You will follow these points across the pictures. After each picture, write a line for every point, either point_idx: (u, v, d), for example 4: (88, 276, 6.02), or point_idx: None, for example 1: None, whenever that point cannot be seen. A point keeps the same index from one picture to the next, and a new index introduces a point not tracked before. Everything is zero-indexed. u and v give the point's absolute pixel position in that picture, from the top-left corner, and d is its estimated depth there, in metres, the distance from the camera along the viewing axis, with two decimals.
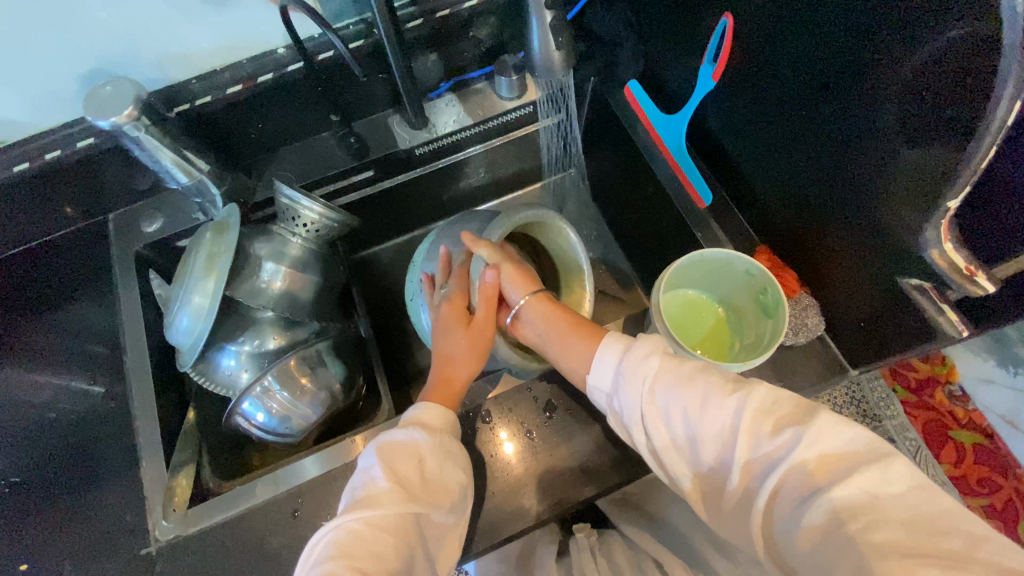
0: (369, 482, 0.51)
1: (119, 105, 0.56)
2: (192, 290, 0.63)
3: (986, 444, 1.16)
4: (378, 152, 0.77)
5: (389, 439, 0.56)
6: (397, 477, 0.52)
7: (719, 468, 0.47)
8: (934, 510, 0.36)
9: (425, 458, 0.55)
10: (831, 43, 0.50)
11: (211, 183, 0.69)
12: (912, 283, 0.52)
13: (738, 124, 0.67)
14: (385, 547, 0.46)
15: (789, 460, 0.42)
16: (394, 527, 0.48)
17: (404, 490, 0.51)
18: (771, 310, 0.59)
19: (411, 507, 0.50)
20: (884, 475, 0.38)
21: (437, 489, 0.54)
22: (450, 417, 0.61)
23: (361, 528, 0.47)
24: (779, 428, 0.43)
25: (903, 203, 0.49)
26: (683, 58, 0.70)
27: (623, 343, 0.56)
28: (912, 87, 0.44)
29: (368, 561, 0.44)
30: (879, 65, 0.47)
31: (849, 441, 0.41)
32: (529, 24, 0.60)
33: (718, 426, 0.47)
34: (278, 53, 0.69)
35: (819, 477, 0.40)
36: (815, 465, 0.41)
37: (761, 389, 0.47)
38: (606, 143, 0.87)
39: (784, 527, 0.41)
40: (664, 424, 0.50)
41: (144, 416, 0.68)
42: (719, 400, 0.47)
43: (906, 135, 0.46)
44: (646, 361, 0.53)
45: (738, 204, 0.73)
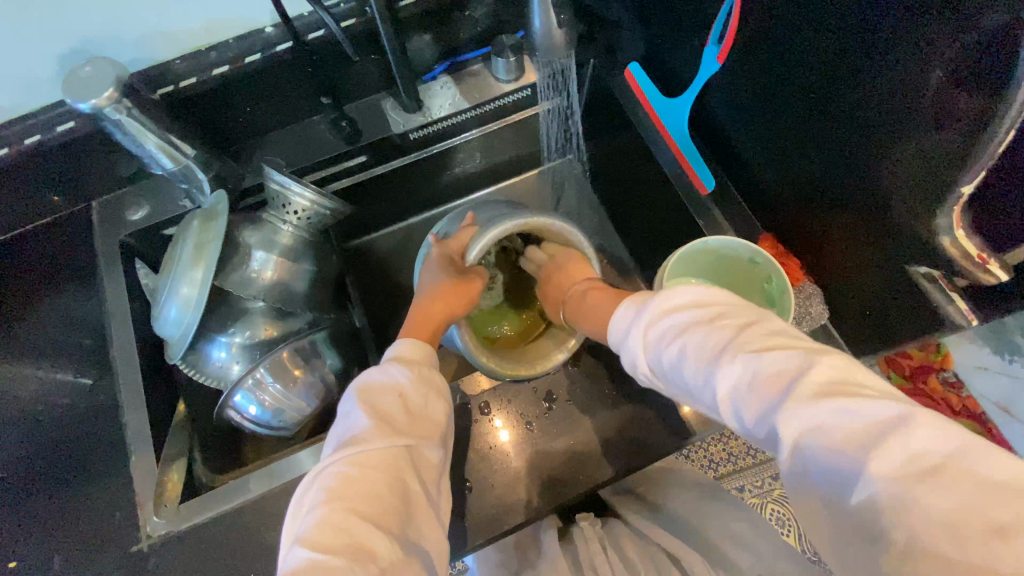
0: (353, 425, 0.51)
1: (99, 86, 0.54)
2: (180, 280, 0.61)
3: (979, 431, 1.17)
4: (371, 137, 0.75)
5: (367, 380, 0.55)
6: (379, 413, 0.51)
7: None
8: (989, 491, 0.28)
9: (406, 392, 0.54)
10: (840, 23, 0.49)
11: (197, 169, 0.67)
12: (922, 273, 0.51)
13: (743, 108, 0.65)
14: (377, 485, 0.46)
15: (793, 435, 0.35)
16: (383, 465, 0.48)
17: (387, 428, 0.50)
18: (775, 299, 0.58)
19: (397, 444, 0.50)
20: (913, 449, 0.31)
21: (422, 420, 0.54)
22: (428, 352, 0.59)
23: (351, 470, 0.47)
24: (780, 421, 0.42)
25: (910, 190, 0.48)
26: (686, 39, 0.68)
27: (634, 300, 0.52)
28: (927, 68, 0.43)
29: (362, 503, 0.45)
30: (890, 44, 0.45)
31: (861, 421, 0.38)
32: (530, 7, 0.56)
33: (713, 398, 0.41)
34: (266, 32, 0.66)
35: (837, 457, 0.33)
36: (833, 441, 0.33)
37: (754, 347, 0.40)
38: (605, 128, 0.85)
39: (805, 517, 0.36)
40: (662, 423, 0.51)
41: (132, 409, 0.67)
42: (718, 373, 0.41)
43: (916, 119, 0.45)
44: (643, 327, 0.49)
45: (740, 190, 0.71)
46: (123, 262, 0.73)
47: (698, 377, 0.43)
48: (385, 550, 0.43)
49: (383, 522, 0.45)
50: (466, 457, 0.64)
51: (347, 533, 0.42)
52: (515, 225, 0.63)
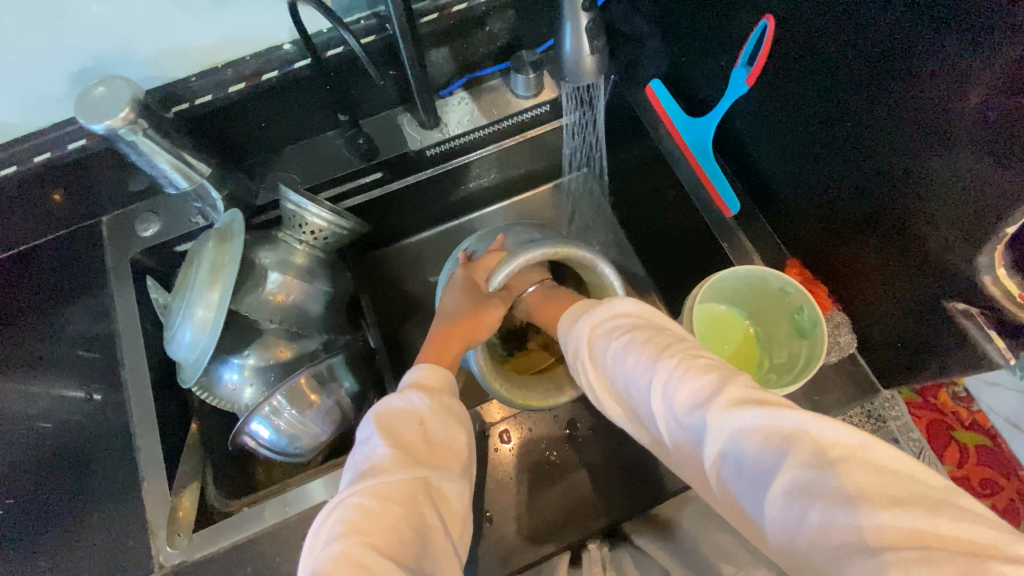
0: (372, 452, 0.49)
1: (115, 107, 0.52)
2: (195, 303, 0.60)
3: (988, 446, 1.16)
4: (387, 154, 0.73)
5: (385, 406, 0.54)
6: (399, 442, 0.50)
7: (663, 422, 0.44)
8: (886, 476, 0.31)
9: (426, 420, 0.53)
10: (872, 52, 0.48)
11: (212, 188, 0.66)
12: (959, 309, 0.49)
13: (770, 131, 0.64)
14: (395, 516, 0.45)
15: (717, 431, 0.38)
16: (403, 496, 0.46)
17: (407, 460, 0.48)
18: (806, 330, 0.56)
19: (417, 476, 0.48)
20: (820, 440, 0.34)
21: (443, 451, 0.52)
22: (447, 377, 0.58)
23: (369, 501, 0.45)
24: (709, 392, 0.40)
25: (948, 225, 0.47)
26: (713, 59, 0.66)
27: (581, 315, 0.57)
28: (970, 103, 0.41)
29: (381, 537, 0.43)
30: (924, 75, 0.44)
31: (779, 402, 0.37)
32: (561, 25, 0.55)
33: (652, 402, 0.44)
34: (284, 49, 0.64)
35: (756, 450, 0.36)
36: (751, 432, 0.37)
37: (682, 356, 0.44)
38: (624, 145, 0.83)
39: (740, 513, 0.38)
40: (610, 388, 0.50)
41: (145, 433, 0.66)
42: (654, 379, 0.44)
43: (952, 156, 0.44)
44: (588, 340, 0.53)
45: (764, 212, 0.70)
46: (133, 280, 0.71)
47: (639, 378, 0.46)
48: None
49: (401, 559, 0.42)
50: (486, 486, 0.63)
51: (365, 570, 0.40)
52: (539, 254, 0.63)
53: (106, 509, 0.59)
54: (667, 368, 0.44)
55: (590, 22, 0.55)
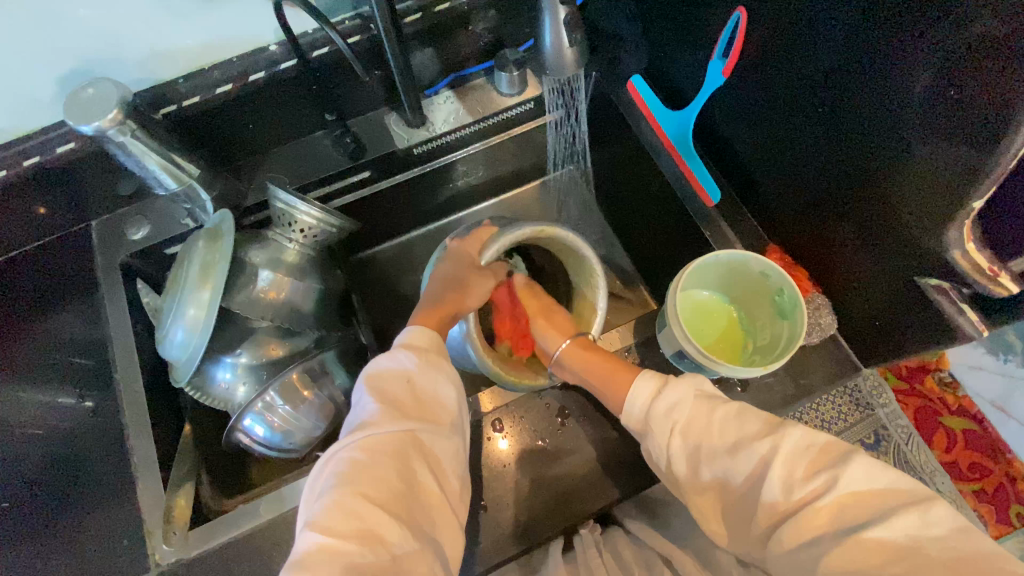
0: (362, 411, 0.51)
1: (103, 108, 0.53)
2: (186, 301, 0.60)
3: (975, 430, 1.18)
4: (374, 153, 0.74)
5: (376, 366, 0.55)
6: (387, 399, 0.51)
7: (744, 497, 0.48)
8: (970, 551, 0.39)
9: (416, 379, 0.53)
10: (836, 40, 0.50)
11: (201, 188, 0.66)
12: (932, 284, 0.51)
13: (747, 121, 0.65)
14: (384, 469, 0.47)
15: (828, 501, 0.43)
16: (392, 450, 0.48)
17: (394, 415, 0.50)
18: (787, 311, 0.58)
19: (405, 430, 0.50)
20: (923, 519, 0.40)
21: (433, 408, 0.53)
22: (436, 339, 0.58)
23: (359, 456, 0.47)
24: (813, 472, 0.45)
25: (914, 203, 0.49)
26: (690, 53, 0.68)
27: (658, 379, 0.56)
28: (931, 79, 0.43)
29: (372, 488, 0.45)
30: (884, 58, 0.47)
31: (883, 484, 0.43)
32: (540, 19, 0.57)
33: (750, 466, 0.48)
34: (269, 50, 0.65)
35: (860, 517, 0.42)
36: (861, 505, 0.43)
37: (798, 430, 0.48)
38: (608, 140, 0.85)
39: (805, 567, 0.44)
40: (686, 462, 0.52)
41: (138, 434, 0.66)
42: (762, 450, 0.48)
43: (915, 136, 0.47)
44: (677, 405, 0.53)
45: (746, 201, 0.71)
46: (123, 283, 0.72)
47: (739, 452, 0.49)
48: (396, 537, 0.44)
49: (393, 509, 0.46)
50: (479, 476, 0.64)
51: (357, 519, 0.43)
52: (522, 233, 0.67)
53: (99, 510, 0.59)
54: (782, 442, 0.47)
55: (568, 15, 0.56)
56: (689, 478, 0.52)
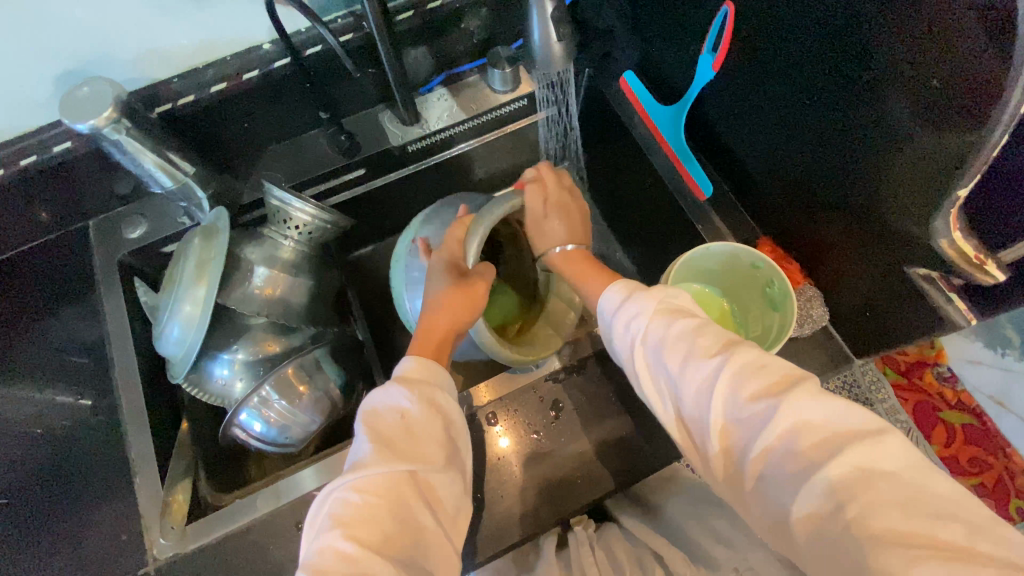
0: (358, 450, 0.51)
1: (99, 106, 0.53)
2: (183, 298, 0.61)
3: (975, 424, 1.18)
4: (369, 150, 0.75)
5: (372, 403, 0.55)
6: (381, 440, 0.51)
7: (694, 423, 0.46)
8: (923, 489, 0.36)
9: (409, 415, 0.53)
10: (823, 31, 0.51)
11: (196, 186, 0.67)
12: (920, 273, 0.51)
13: (738, 115, 0.66)
14: (378, 513, 0.47)
15: (773, 430, 0.41)
16: (386, 492, 0.48)
17: (387, 456, 0.50)
18: (777, 302, 0.58)
19: (399, 471, 0.50)
20: (875, 450, 0.38)
21: (428, 442, 0.53)
22: (433, 367, 0.58)
23: (353, 497, 0.48)
24: (760, 394, 0.43)
25: (903, 192, 0.49)
26: (680, 48, 0.69)
27: (625, 292, 0.56)
28: (916, 72, 0.44)
29: (364, 532, 0.46)
30: (871, 49, 0.47)
31: (833, 412, 0.40)
32: (528, 17, 0.57)
33: (699, 385, 0.46)
34: (264, 48, 0.65)
35: (812, 451, 0.39)
36: (809, 437, 0.40)
37: (749, 353, 0.45)
38: (601, 136, 0.85)
39: (765, 501, 0.42)
40: (646, 381, 0.51)
41: (136, 430, 0.66)
42: (713, 370, 0.45)
43: (901, 125, 0.47)
44: (635, 320, 0.53)
45: (737, 194, 0.72)
46: (121, 282, 0.72)
47: (691, 369, 0.47)
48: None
49: (387, 551, 0.46)
50: (475, 469, 0.64)
51: (351, 563, 0.44)
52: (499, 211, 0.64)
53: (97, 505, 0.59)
54: (733, 363, 0.45)
55: (555, 10, 0.56)
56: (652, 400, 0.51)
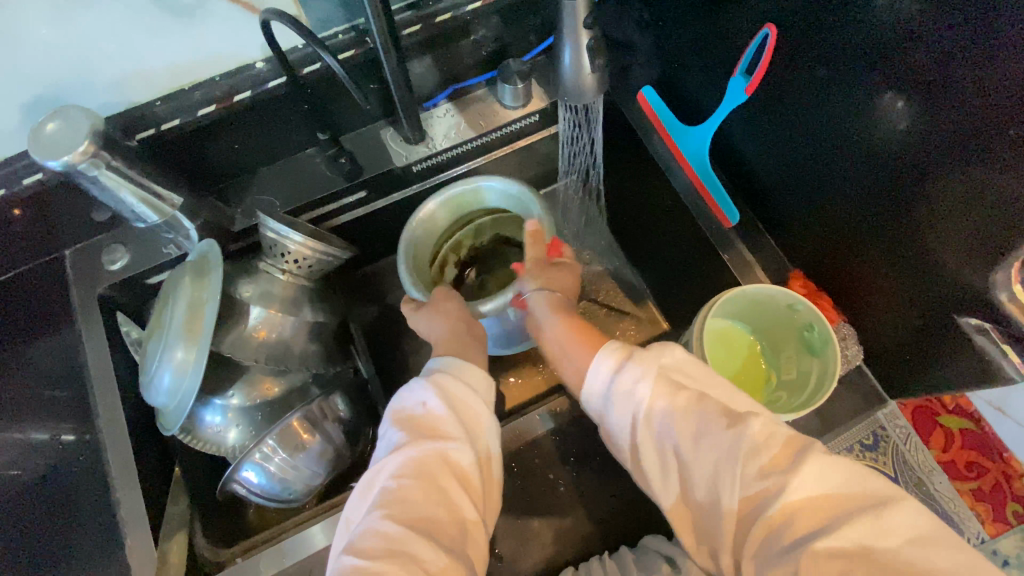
0: (397, 440, 0.49)
1: (74, 139, 0.48)
2: (174, 344, 0.56)
3: (973, 430, 1.06)
4: (372, 172, 0.69)
5: (400, 401, 0.52)
6: (413, 427, 0.49)
7: (703, 498, 0.44)
8: (933, 565, 0.36)
9: (432, 403, 0.51)
10: (869, 62, 0.47)
11: (184, 218, 0.61)
12: (973, 325, 0.49)
13: (770, 143, 0.62)
14: (414, 492, 0.44)
15: (776, 507, 0.40)
16: (424, 475, 0.46)
17: (416, 439, 0.48)
18: (816, 348, 0.56)
19: (428, 452, 0.47)
20: (879, 526, 0.37)
21: (458, 421, 0.50)
22: (466, 362, 0.55)
23: (393, 484, 0.45)
24: (766, 470, 0.41)
25: (956, 238, 0.47)
26: (708, 69, 0.64)
27: (623, 349, 0.50)
28: (979, 115, 0.41)
29: (400, 511, 0.43)
30: (920, 82, 0.44)
31: (837, 486, 0.39)
32: (561, 42, 0.58)
33: (709, 462, 0.44)
34: (256, 67, 0.59)
35: (812, 521, 0.39)
36: (811, 510, 0.39)
37: (761, 418, 0.43)
38: (617, 151, 0.81)
39: (769, 574, 0.40)
40: (650, 455, 0.47)
41: (125, 484, 0.62)
42: (728, 442, 0.43)
43: (957, 164, 0.44)
44: (640, 383, 0.47)
45: (763, 222, 0.68)
46: (103, 318, 0.67)
47: (701, 440, 0.44)
48: (431, 558, 0.41)
49: (424, 526, 0.43)
50: None
51: (386, 540, 0.42)
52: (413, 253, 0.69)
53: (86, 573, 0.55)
54: (747, 435, 0.42)
55: (592, 40, 0.57)
56: (654, 474, 0.47)
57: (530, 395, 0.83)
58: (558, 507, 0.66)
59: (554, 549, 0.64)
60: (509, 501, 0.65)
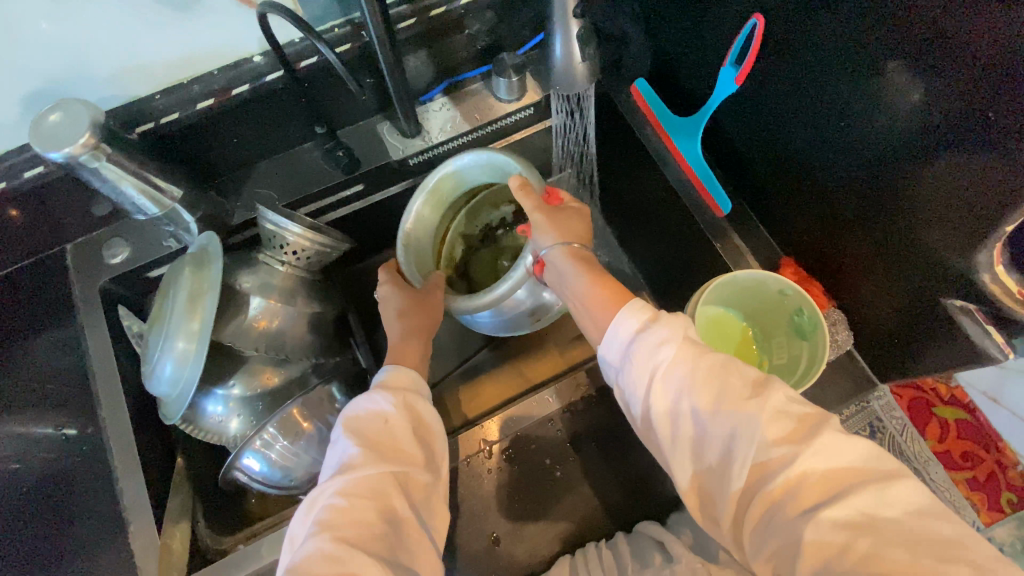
0: (343, 453, 0.50)
1: (74, 132, 0.49)
2: (175, 335, 0.56)
3: (969, 421, 1.06)
4: (369, 165, 0.70)
5: (353, 411, 0.53)
6: (368, 443, 0.50)
7: (714, 463, 0.45)
8: (932, 538, 0.37)
9: (391, 420, 0.52)
10: (855, 49, 0.48)
11: (183, 210, 0.62)
12: (958, 305, 0.50)
13: (760, 131, 0.63)
14: (366, 511, 0.45)
15: (786, 475, 0.41)
16: (374, 493, 0.47)
17: (374, 457, 0.49)
18: (806, 332, 0.57)
19: (384, 472, 0.48)
20: (880, 498, 0.39)
21: (411, 445, 0.51)
22: (414, 379, 0.58)
23: (339, 500, 0.46)
24: (783, 438, 0.42)
25: (940, 222, 0.48)
26: (699, 60, 0.65)
27: (648, 313, 0.51)
28: (965, 102, 0.41)
29: (351, 531, 0.43)
30: (902, 67, 0.45)
31: (852, 458, 0.41)
32: (551, 34, 0.60)
33: (724, 430, 0.44)
34: (253, 61, 0.60)
35: (817, 494, 0.40)
36: (820, 480, 0.40)
37: (782, 392, 0.44)
38: (611, 144, 0.82)
39: (771, 540, 0.41)
40: (662, 421, 0.48)
41: (127, 473, 0.62)
42: (745, 412, 0.44)
43: (938, 147, 0.45)
44: (662, 348, 0.48)
45: (755, 210, 0.69)
46: (104, 311, 0.67)
47: (718, 409, 0.45)
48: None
49: (373, 548, 0.43)
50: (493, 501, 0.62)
51: (336, 563, 0.41)
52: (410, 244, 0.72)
53: None
54: (767, 407, 0.43)
55: (582, 29, 0.60)
56: (665, 442, 0.48)
57: (527, 385, 0.84)
58: (555, 492, 0.66)
59: (551, 535, 0.65)
60: (507, 488, 0.66)
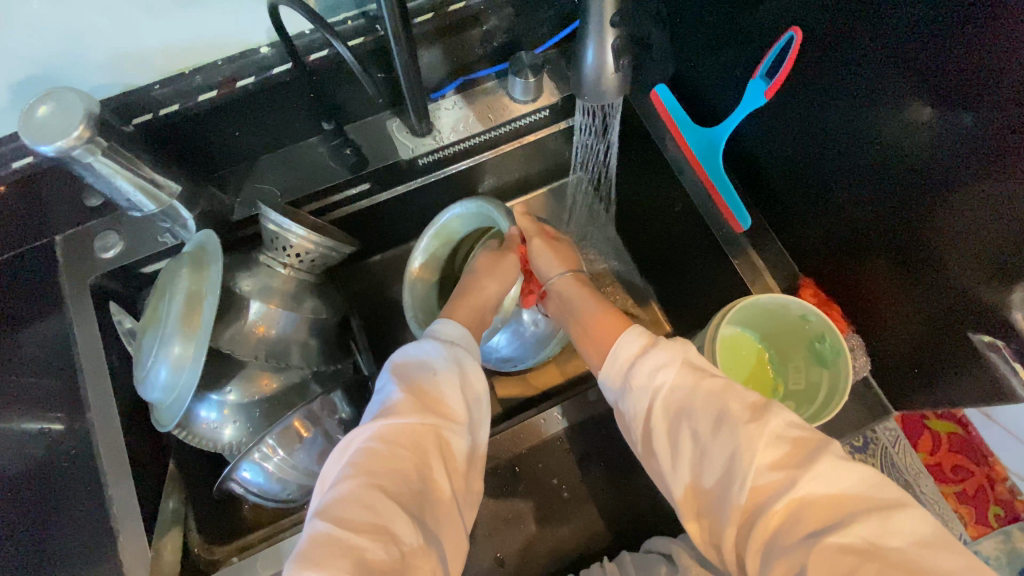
0: (385, 397, 0.48)
1: (67, 125, 0.46)
2: (171, 339, 0.54)
3: (959, 433, 1.03)
4: (377, 164, 0.67)
5: (401, 355, 0.52)
6: (412, 391, 0.48)
7: (716, 490, 0.43)
8: (939, 568, 0.36)
9: (438, 372, 0.50)
10: (888, 72, 0.46)
11: (182, 208, 0.59)
12: (985, 342, 0.48)
13: (786, 149, 0.61)
14: (403, 460, 0.43)
15: (784, 501, 0.39)
16: (411, 441, 0.45)
17: (416, 406, 0.46)
18: (827, 359, 0.56)
19: (426, 423, 0.46)
20: (884, 526, 0.37)
21: (453, 402, 0.49)
22: (466, 335, 0.55)
23: (376, 445, 0.44)
24: (782, 464, 0.41)
25: (971, 250, 0.46)
26: (726, 70, 0.63)
27: (648, 336, 0.51)
28: (994, 144, 0.41)
29: (386, 478, 0.42)
30: (938, 92, 0.43)
31: (851, 483, 0.39)
32: (584, 43, 0.57)
33: (725, 455, 0.43)
34: (261, 53, 0.58)
35: (819, 518, 0.39)
36: (821, 506, 0.39)
37: (780, 416, 0.42)
38: (626, 150, 0.79)
39: (774, 565, 0.39)
40: (664, 439, 0.47)
41: (116, 478, 0.60)
42: (745, 434, 0.42)
43: (970, 176, 0.43)
44: (661, 369, 0.48)
45: (774, 229, 0.67)
46: (95, 308, 0.64)
47: (722, 428, 0.43)
48: (407, 533, 0.41)
49: (405, 501, 0.42)
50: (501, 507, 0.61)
51: (369, 510, 0.40)
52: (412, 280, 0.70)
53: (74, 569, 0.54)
54: (764, 431, 0.42)
55: (616, 39, 0.57)
56: (667, 466, 0.46)
57: (530, 394, 0.83)
58: (558, 507, 0.65)
59: (552, 549, 0.64)
60: (509, 502, 0.65)
